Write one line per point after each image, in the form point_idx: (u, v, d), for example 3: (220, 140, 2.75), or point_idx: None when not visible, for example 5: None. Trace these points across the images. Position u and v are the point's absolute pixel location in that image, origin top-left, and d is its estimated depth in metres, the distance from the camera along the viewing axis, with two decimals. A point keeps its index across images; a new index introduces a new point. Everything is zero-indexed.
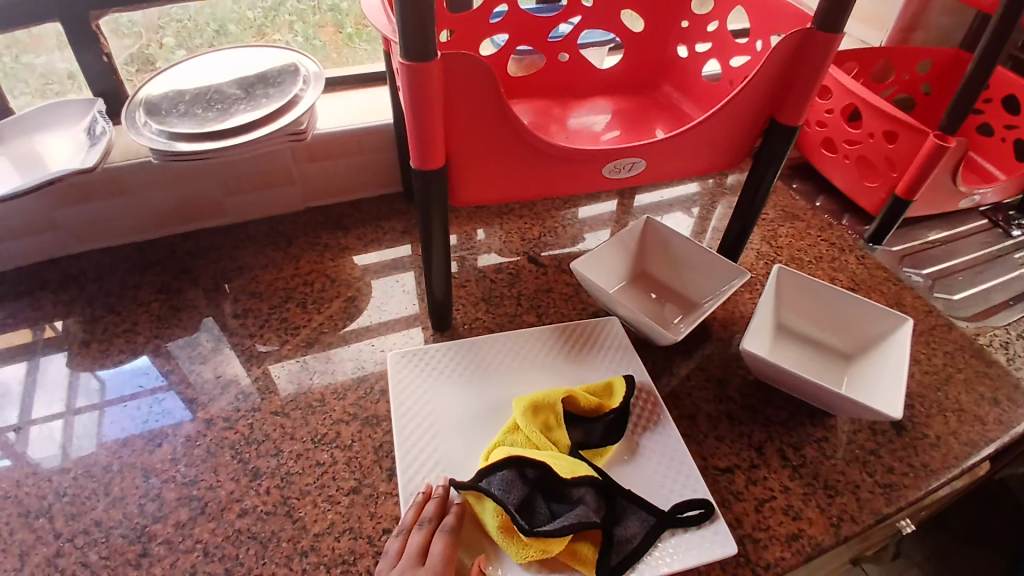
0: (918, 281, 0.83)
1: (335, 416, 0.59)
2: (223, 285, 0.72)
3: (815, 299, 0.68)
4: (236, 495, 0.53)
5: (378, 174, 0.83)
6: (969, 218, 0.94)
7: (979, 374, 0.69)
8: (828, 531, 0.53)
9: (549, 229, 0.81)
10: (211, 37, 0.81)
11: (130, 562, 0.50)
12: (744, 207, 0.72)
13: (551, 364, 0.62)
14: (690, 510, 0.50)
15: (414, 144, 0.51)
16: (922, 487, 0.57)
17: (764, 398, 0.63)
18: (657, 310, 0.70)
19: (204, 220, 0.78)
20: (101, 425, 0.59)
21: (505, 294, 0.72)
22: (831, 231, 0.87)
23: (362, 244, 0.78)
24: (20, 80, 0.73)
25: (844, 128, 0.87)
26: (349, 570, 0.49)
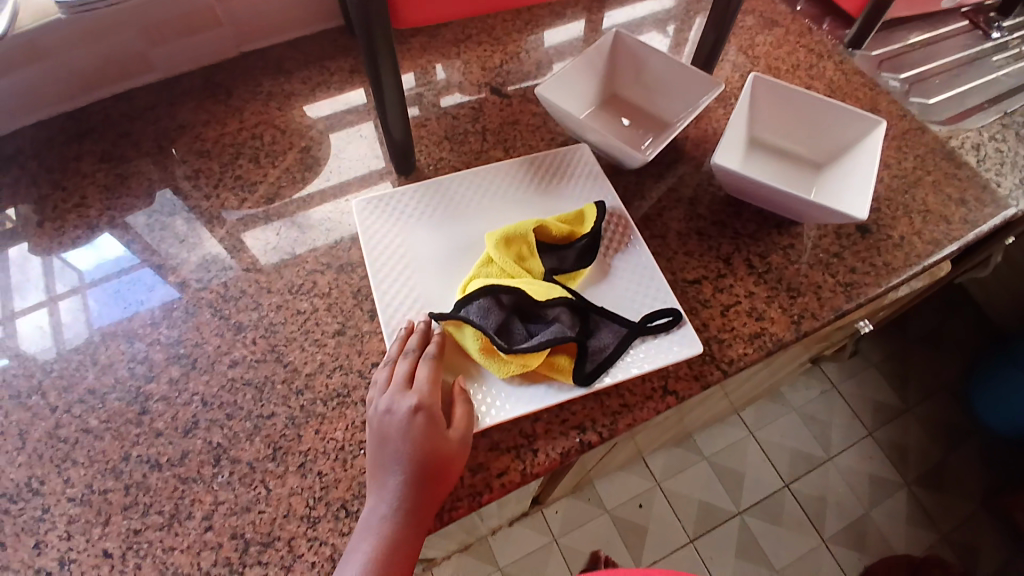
0: (895, 85, 0.80)
1: (310, 267, 0.59)
2: (169, 147, 0.68)
3: (789, 109, 0.66)
4: (224, 348, 0.55)
5: (314, 7, 0.74)
6: (952, 19, 0.88)
7: (947, 176, 0.70)
8: (789, 328, 0.57)
9: (510, 56, 0.75)
10: None
11: (132, 421, 0.52)
12: (717, 12, 0.66)
13: (522, 197, 0.61)
14: (659, 318, 0.53)
15: None
16: (881, 283, 0.60)
17: (733, 213, 0.63)
18: (628, 134, 0.68)
19: (134, 78, 0.71)
20: (87, 312, 0.58)
21: (469, 130, 0.69)
22: (810, 36, 0.82)
23: (310, 89, 0.72)
24: None
25: None
26: (344, 401, 0.52)
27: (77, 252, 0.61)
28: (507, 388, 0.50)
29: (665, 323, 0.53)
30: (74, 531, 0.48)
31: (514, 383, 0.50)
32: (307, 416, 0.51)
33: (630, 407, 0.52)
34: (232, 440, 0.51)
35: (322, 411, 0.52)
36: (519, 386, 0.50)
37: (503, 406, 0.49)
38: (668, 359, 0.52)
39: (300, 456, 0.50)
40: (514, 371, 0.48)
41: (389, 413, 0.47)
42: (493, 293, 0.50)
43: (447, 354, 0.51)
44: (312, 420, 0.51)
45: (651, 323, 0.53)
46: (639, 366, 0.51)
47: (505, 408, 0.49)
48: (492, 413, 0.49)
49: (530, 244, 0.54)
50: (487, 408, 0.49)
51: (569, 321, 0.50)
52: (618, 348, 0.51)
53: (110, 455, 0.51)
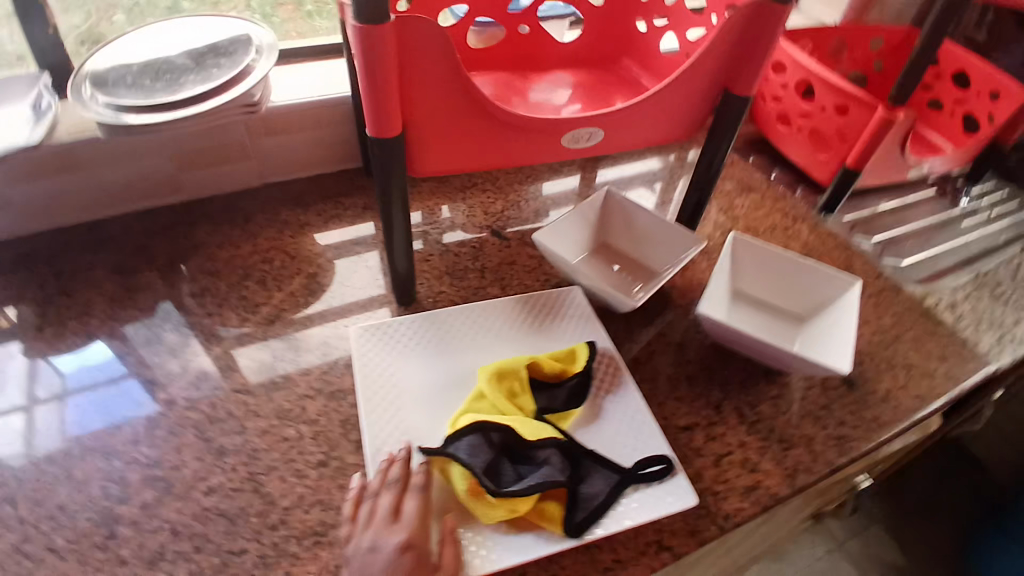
0: (868, 247, 0.86)
1: (301, 392, 0.59)
2: (180, 265, 0.70)
3: (768, 265, 0.70)
4: (203, 473, 0.53)
5: (336, 150, 0.81)
6: (917, 187, 0.98)
7: (924, 333, 0.73)
8: (783, 481, 0.56)
9: (512, 203, 0.82)
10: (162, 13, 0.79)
11: (98, 545, 0.49)
12: (699, 176, 0.73)
13: (514, 334, 0.63)
14: (651, 466, 0.53)
15: (370, 111, 0.51)
16: (871, 438, 0.60)
17: (722, 360, 0.65)
18: (618, 280, 0.72)
19: (158, 198, 0.76)
20: (64, 418, 0.57)
21: (468, 268, 0.73)
22: (785, 201, 0.90)
23: (324, 222, 0.77)
24: None
25: (798, 103, 0.89)
26: (320, 541, 0.49)
27: (66, 357, 0.62)
28: (494, 535, 0.48)
29: (656, 470, 0.52)
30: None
31: (501, 530, 0.48)
32: (279, 554, 0.48)
33: (623, 562, 0.49)
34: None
35: (295, 550, 0.49)
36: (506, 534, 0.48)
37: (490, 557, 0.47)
38: (661, 511, 0.50)
39: None
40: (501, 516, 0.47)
41: (371, 551, 0.44)
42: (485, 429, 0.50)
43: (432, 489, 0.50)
44: (283, 561, 0.48)
45: (643, 472, 0.52)
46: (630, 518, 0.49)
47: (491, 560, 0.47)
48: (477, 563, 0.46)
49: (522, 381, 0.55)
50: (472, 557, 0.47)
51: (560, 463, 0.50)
52: (609, 496, 0.50)
53: None
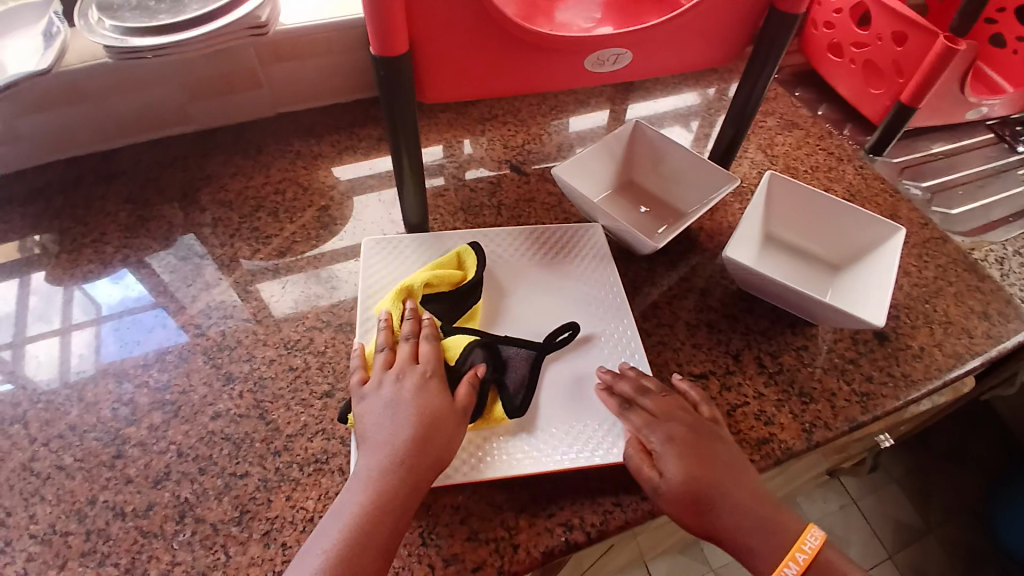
0: (916, 194, 0.80)
1: (308, 324, 0.59)
2: (194, 195, 0.70)
3: (805, 209, 0.65)
4: (210, 399, 0.53)
5: (350, 77, 0.77)
6: (976, 131, 0.89)
7: (969, 288, 0.68)
8: (799, 436, 0.53)
9: (533, 137, 0.78)
10: None
11: (105, 464, 0.50)
12: (736, 110, 0.68)
13: (517, 261, 0.61)
14: (561, 333, 0.55)
15: (373, 28, 0.47)
16: (899, 396, 0.57)
17: (745, 308, 0.62)
18: (642, 220, 0.68)
19: (171, 126, 0.74)
20: (97, 346, 0.58)
21: (484, 204, 0.70)
22: (829, 140, 0.83)
23: (337, 152, 0.74)
24: None
25: (852, 30, 0.81)
26: (321, 468, 0.49)
27: (102, 283, 0.62)
28: None
29: (567, 331, 0.55)
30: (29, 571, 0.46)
31: None
32: (280, 480, 0.49)
33: (622, 506, 0.48)
34: (200, 497, 0.48)
35: (296, 476, 0.49)
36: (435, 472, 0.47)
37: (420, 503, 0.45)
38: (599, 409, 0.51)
39: (266, 524, 0.47)
40: None
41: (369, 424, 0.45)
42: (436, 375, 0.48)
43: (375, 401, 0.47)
44: (284, 485, 0.49)
45: (557, 340, 0.54)
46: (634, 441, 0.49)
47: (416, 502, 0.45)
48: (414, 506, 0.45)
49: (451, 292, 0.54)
50: None
51: (484, 363, 0.50)
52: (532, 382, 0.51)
53: (77, 496, 0.49)
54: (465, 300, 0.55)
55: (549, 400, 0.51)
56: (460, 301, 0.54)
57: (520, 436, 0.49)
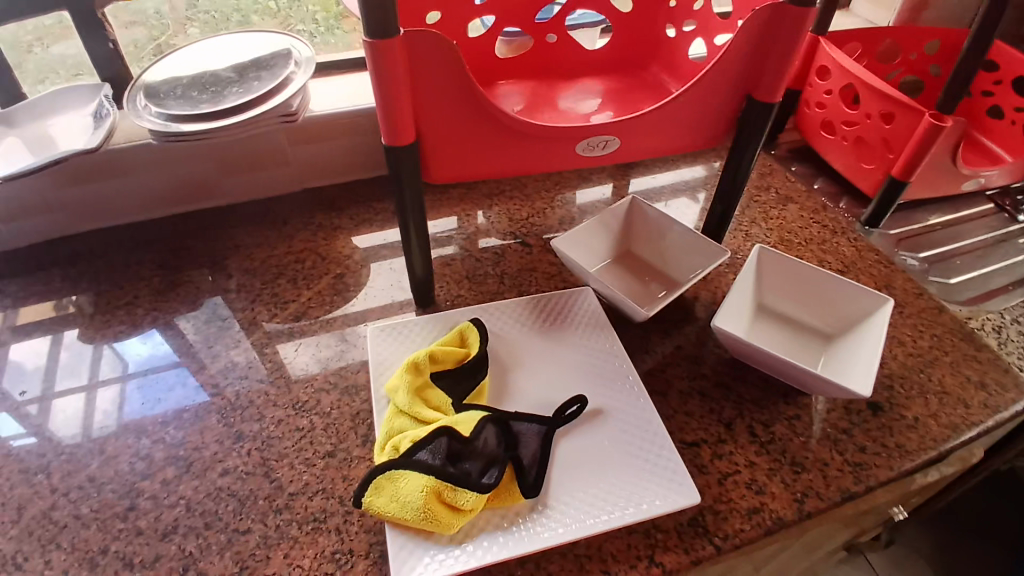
0: (914, 264, 0.81)
1: (317, 385, 0.62)
2: (222, 261, 0.75)
3: (795, 280, 0.68)
4: (220, 456, 0.56)
5: (370, 155, 0.84)
6: (976, 202, 0.91)
7: (968, 358, 0.68)
8: (791, 506, 0.53)
9: (537, 210, 0.83)
10: (206, 25, 0.83)
11: (119, 515, 0.53)
12: (725, 187, 0.72)
13: (524, 337, 0.64)
14: (570, 407, 0.57)
15: (383, 120, 0.53)
16: (894, 467, 0.57)
17: (737, 376, 0.63)
18: (639, 289, 0.71)
19: (205, 199, 0.81)
20: (122, 403, 0.62)
21: (488, 273, 0.74)
22: (823, 214, 0.86)
23: (355, 224, 0.80)
24: (51, 70, 0.79)
25: (843, 110, 0.85)
26: (319, 527, 0.51)
27: (143, 337, 0.68)
28: (434, 549, 0.48)
29: (574, 405, 0.57)
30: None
31: (442, 541, 0.48)
32: (279, 537, 0.51)
33: (610, 573, 0.49)
34: (204, 550, 0.50)
35: (295, 534, 0.51)
36: (444, 545, 0.48)
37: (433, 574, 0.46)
38: (606, 479, 0.53)
39: None
40: (449, 510, 0.48)
41: None
42: (445, 446, 0.50)
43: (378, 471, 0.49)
44: (283, 543, 0.51)
45: (567, 413, 0.57)
46: (651, 504, 0.51)
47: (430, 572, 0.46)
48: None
49: (458, 369, 0.58)
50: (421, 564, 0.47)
51: (496, 437, 0.52)
52: (545, 453, 0.54)
53: (90, 546, 0.51)
54: (467, 377, 0.58)
55: (559, 473, 0.53)
56: (455, 381, 0.58)
57: (534, 510, 0.51)
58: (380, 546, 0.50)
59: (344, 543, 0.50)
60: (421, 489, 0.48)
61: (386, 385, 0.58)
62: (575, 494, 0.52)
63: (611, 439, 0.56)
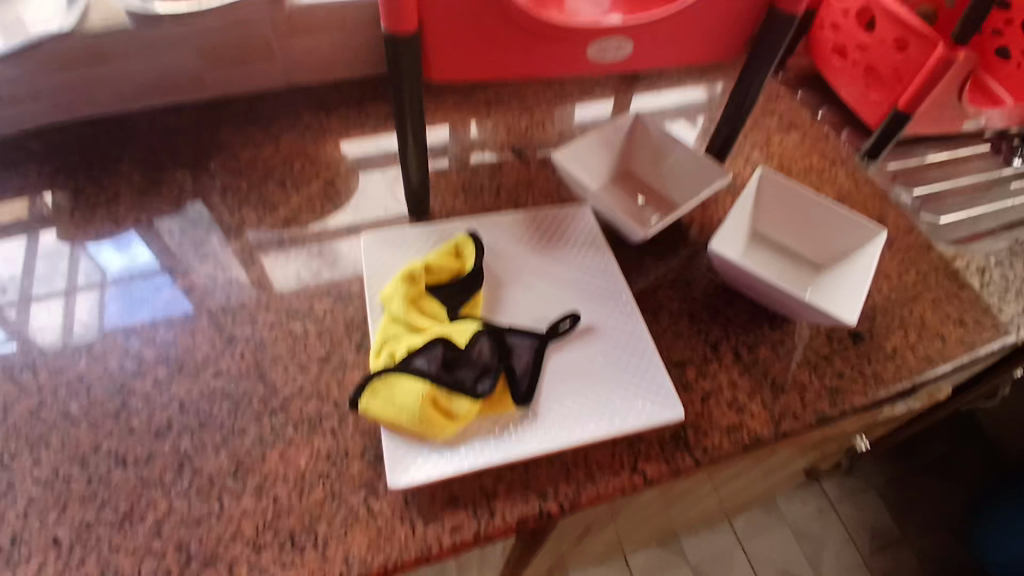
0: (906, 202, 0.82)
1: (310, 291, 0.61)
2: (205, 161, 0.72)
3: (793, 209, 0.67)
4: (213, 358, 0.56)
5: (364, 55, 0.79)
6: (977, 141, 0.91)
7: (948, 295, 0.70)
8: (768, 424, 0.56)
9: (537, 124, 0.79)
10: None
11: (111, 413, 0.53)
12: (732, 107, 0.69)
13: (520, 253, 0.64)
14: (564, 323, 0.58)
15: (385, 5, 0.49)
16: (867, 394, 0.60)
17: (728, 301, 0.64)
18: (636, 210, 0.70)
19: (185, 94, 0.76)
20: (97, 311, 0.60)
21: (485, 186, 0.72)
22: (827, 143, 0.84)
23: (346, 128, 0.76)
24: None
25: (857, 36, 0.82)
26: (315, 428, 0.53)
27: (122, 240, 0.65)
28: (427, 451, 0.49)
29: (568, 321, 0.58)
30: (30, 513, 0.49)
31: (436, 444, 0.50)
32: (275, 437, 0.52)
33: (596, 479, 0.51)
34: (199, 448, 0.52)
35: (291, 435, 0.52)
36: (439, 449, 0.50)
37: (429, 476, 0.48)
38: (596, 392, 0.55)
39: (261, 476, 0.50)
40: (444, 415, 0.49)
41: None
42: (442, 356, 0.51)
43: (375, 377, 0.50)
44: (279, 442, 0.52)
45: (560, 328, 0.57)
46: (637, 418, 0.53)
47: (426, 473, 0.48)
48: (420, 479, 0.48)
49: (453, 281, 0.58)
50: (417, 467, 0.48)
51: (490, 349, 0.53)
52: (538, 366, 0.55)
53: (80, 444, 0.52)
54: (464, 290, 0.58)
55: (551, 385, 0.55)
56: (453, 292, 0.57)
57: (526, 421, 0.52)
58: (376, 447, 0.52)
59: (340, 444, 0.52)
60: (417, 397, 0.48)
61: (381, 294, 0.57)
62: (565, 405, 0.54)
63: (601, 355, 0.57)
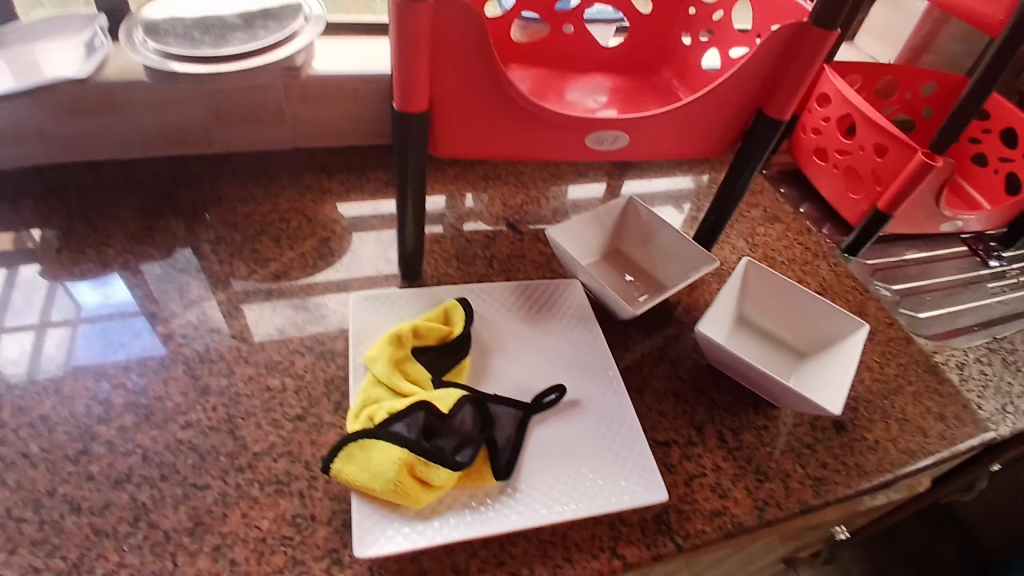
0: (885, 295, 0.84)
1: (292, 347, 0.60)
2: (202, 212, 0.73)
3: (777, 296, 0.69)
4: (184, 408, 0.54)
5: (370, 124, 0.82)
6: (950, 244, 0.95)
7: (928, 389, 0.70)
8: (752, 512, 0.54)
9: (531, 199, 0.82)
10: None
11: (70, 458, 0.51)
12: (721, 197, 0.73)
13: (508, 322, 0.64)
14: (548, 395, 0.57)
15: (397, 83, 0.52)
16: (851, 485, 0.59)
17: (713, 382, 0.64)
18: (624, 288, 0.71)
19: (191, 147, 0.78)
20: (72, 347, 0.58)
21: (477, 255, 0.73)
22: (807, 236, 0.88)
23: (345, 191, 0.78)
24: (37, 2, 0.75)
25: (838, 139, 0.87)
26: (282, 489, 0.50)
27: (108, 282, 0.64)
28: (398, 522, 0.47)
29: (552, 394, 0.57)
30: None
31: (407, 515, 0.47)
32: (240, 496, 0.49)
33: (573, 561, 0.49)
34: (157, 502, 0.48)
35: (256, 494, 0.49)
36: (410, 520, 0.47)
37: (397, 548, 0.45)
38: (577, 468, 0.53)
39: (220, 537, 0.47)
40: (419, 484, 0.47)
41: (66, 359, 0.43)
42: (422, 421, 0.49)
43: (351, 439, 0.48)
44: (243, 502, 0.49)
45: (544, 400, 0.57)
46: (618, 498, 0.51)
47: (394, 544, 0.46)
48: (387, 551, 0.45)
49: (439, 346, 0.58)
50: (384, 538, 0.46)
51: (472, 418, 0.52)
52: (519, 437, 0.53)
53: (37, 486, 0.49)
54: (449, 355, 0.58)
55: (531, 459, 0.53)
56: (438, 356, 0.57)
57: (504, 495, 0.50)
58: (344, 514, 0.49)
59: (307, 507, 0.49)
60: (394, 462, 0.47)
61: (365, 354, 0.56)
62: (544, 480, 0.52)
63: (584, 431, 0.56)
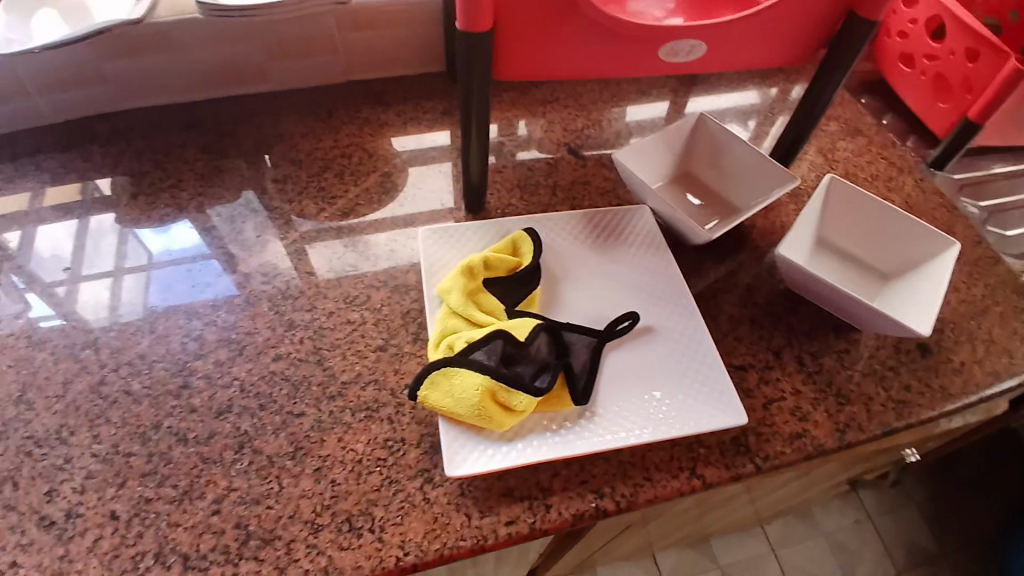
0: (973, 212, 0.78)
1: (367, 282, 0.62)
2: (265, 151, 0.73)
3: (861, 216, 0.65)
4: (273, 341, 0.57)
5: (423, 51, 0.79)
6: None
7: (1019, 310, 0.67)
8: (832, 434, 0.54)
9: (592, 122, 0.79)
10: None
11: (172, 393, 0.54)
12: (802, 112, 0.68)
13: (577, 251, 0.63)
14: (622, 322, 0.57)
15: (462, 3, 0.49)
16: (935, 408, 0.57)
17: (790, 308, 0.62)
18: (694, 212, 0.69)
19: (248, 84, 0.77)
20: (145, 291, 0.61)
21: (540, 183, 0.72)
22: (891, 150, 0.82)
23: (402, 123, 0.77)
24: None
25: (926, 43, 0.79)
26: (372, 416, 0.53)
27: (176, 225, 0.66)
28: (484, 444, 0.49)
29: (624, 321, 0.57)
30: (89, 487, 0.49)
31: (492, 438, 0.49)
32: (334, 421, 0.52)
33: (653, 480, 0.51)
34: (259, 430, 0.52)
35: (348, 420, 0.52)
36: (495, 442, 0.49)
37: (486, 467, 0.48)
38: (653, 393, 0.53)
39: (321, 458, 0.50)
40: (502, 409, 0.49)
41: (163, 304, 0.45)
42: (500, 350, 0.50)
43: (433, 368, 0.50)
44: (337, 427, 0.52)
45: (618, 327, 0.56)
46: (696, 422, 0.52)
47: (484, 464, 0.48)
48: (476, 471, 0.48)
49: (508, 277, 0.57)
50: (473, 458, 0.48)
51: (547, 346, 0.52)
52: (595, 363, 0.54)
53: (144, 420, 0.53)
54: (520, 285, 0.57)
55: (607, 384, 0.54)
56: (511, 286, 0.57)
57: (583, 418, 0.51)
58: (433, 437, 0.52)
59: (397, 432, 0.52)
60: (476, 389, 0.48)
61: (438, 287, 0.57)
62: (622, 404, 0.53)
63: (659, 357, 0.56)
